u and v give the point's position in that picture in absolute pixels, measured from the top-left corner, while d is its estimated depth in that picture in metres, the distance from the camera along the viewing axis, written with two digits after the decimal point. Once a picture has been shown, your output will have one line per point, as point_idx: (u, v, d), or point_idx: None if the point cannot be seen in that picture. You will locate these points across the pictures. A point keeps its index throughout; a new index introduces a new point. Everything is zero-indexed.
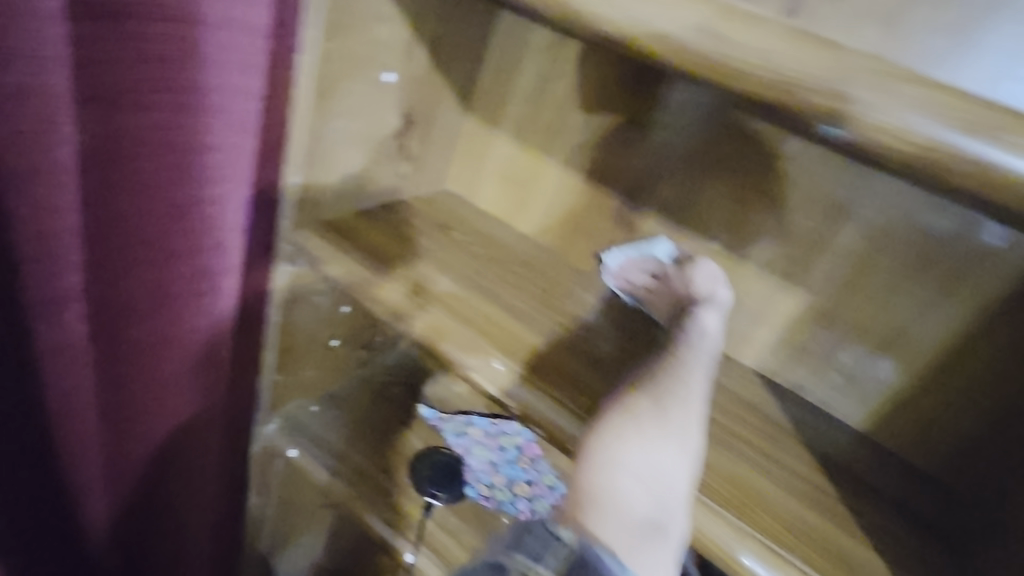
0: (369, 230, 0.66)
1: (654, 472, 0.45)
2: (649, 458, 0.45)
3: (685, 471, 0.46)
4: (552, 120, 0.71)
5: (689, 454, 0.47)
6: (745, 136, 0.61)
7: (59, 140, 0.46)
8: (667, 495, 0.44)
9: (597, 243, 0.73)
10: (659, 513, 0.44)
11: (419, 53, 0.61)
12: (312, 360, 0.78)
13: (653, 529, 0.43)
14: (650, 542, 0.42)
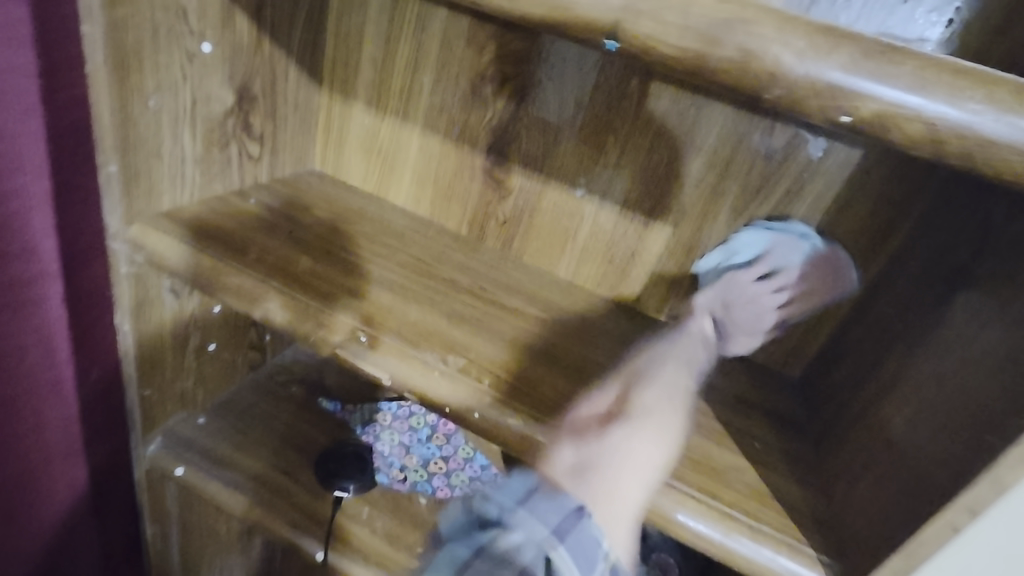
0: (216, 218, 0.61)
1: (650, 462, 0.47)
2: (630, 460, 0.46)
3: (655, 469, 0.47)
4: (404, 84, 0.69)
5: (663, 446, 0.48)
6: (620, 94, 0.61)
7: None
8: (643, 462, 0.47)
9: (472, 205, 0.72)
10: (611, 500, 0.45)
11: (239, 19, 0.57)
12: (189, 370, 0.73)
13: (618, 513, 0.45)
14: (614, 502, 0.45)
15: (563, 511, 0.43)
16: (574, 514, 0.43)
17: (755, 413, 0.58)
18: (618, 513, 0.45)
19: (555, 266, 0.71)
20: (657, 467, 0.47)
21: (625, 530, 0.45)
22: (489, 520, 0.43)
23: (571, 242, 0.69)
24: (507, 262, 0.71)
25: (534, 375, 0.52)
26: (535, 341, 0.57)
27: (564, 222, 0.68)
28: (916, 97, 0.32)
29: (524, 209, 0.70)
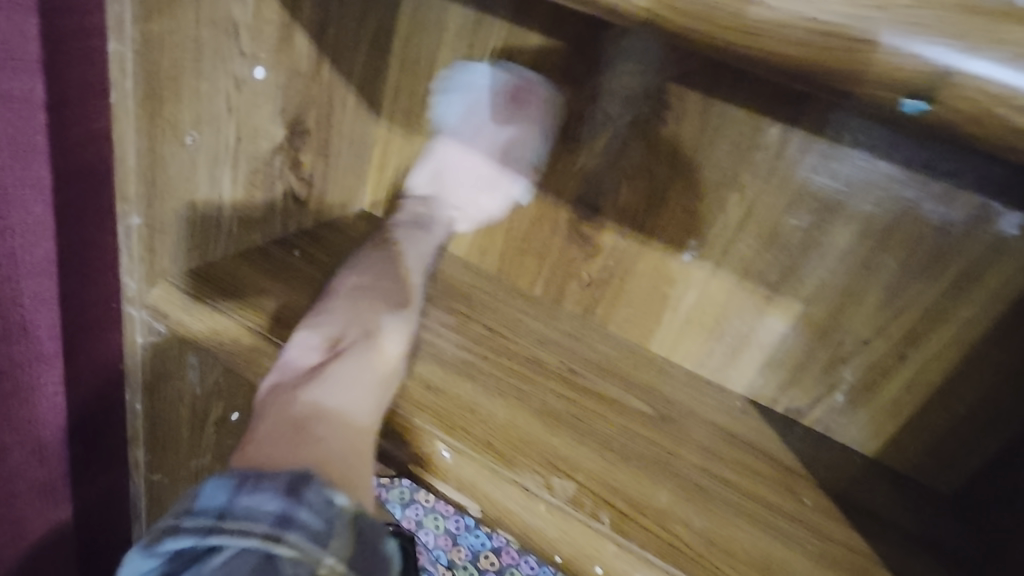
0: (256, 275, 0.50)
1: (369, 372, 0.42)
2: (338, 399, 0.40)
3: (355, 391, 0.41)
4: (479, 119, 0.59)
5: (375, 373, 0.42)
6: (747, 140, 0.50)
7: None
8: (364, 380, 0.42)
9: (550, 263, 0.61)
10: (356, 408, 0.40)
11: (299, 40, 0.46)
12: (206, 447, 0.59)
13: (346, 413, 0.40)
14: (340, 386, 0.41)
15: (283, 490, 0.34)
16: (285, 496, 0.34)
17: (926, 550, 0.46)
18: (364, 412, 0.40)
19: (649, 340, 0.60)
20: (377, 375, 0.42)
21: (379, 415, 0.41)
22: (309, 494, 0.35)
23: (671, 313, 0.58)
24: (591, 332, 0.60)
25: (662, 506, 0.40)
26: (650, 452, 0.46)
27: (664, 290, 0.57)
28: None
29: (615, 271, 0.59)
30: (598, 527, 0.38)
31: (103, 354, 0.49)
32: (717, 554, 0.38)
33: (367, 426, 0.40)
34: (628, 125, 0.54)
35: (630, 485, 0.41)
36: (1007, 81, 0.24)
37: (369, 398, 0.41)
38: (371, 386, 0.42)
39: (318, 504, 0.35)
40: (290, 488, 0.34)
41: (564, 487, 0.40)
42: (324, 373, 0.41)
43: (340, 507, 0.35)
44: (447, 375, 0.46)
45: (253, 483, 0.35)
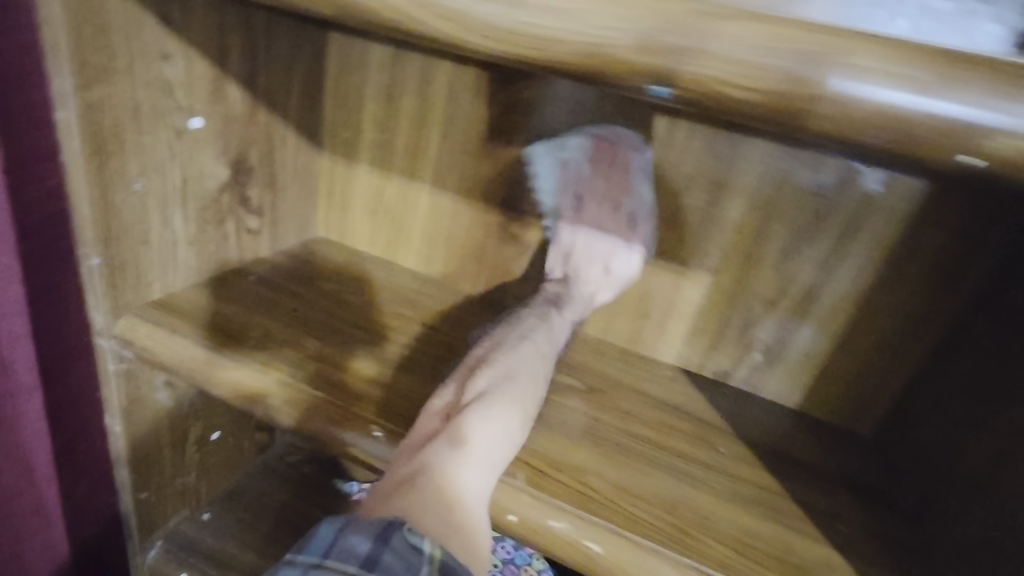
0: (214, 300, 0.56)
1: (507, 418, 0.45)
2: (483, 440, 0.43)
3: (511, 439, 0.45)
4: (408, 142, 0.65)
5: (524, 413, 0.47)
6: (640, 134, 0.56)
7: None
8: (503, 441, 0.44)
9: (488, 263, 0.67)
10: (500, 455, 0.43)
11: (231, 89, 0.53)
12: (191, 463, 0.66)
13: (484, 461, 0.42)
14: (488, 443, 0.43)
15: (374, 533, 0.38)
16: (387, 528, 0.38)
17: (829, 484, 0.51)
18: (485, 467, 0.42)
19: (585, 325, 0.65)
20: (518, 427, 0.45)
21: (454, 513, 0.40)
22: (397, 537, 0.37)
23: None
24: None
25: (577, 463, 0.46)
26: (576, 420, 0.51)
27: (594, 278, 0.63)
28: (952, 102, 0.26)
29: (547, 264, 0.64)
30: (518, 484, 0.44)
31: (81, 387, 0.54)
32: (622, 497, 0.44)
33: (479, 484, 0.41)
34: (539, 134, 0.60)
35: (549, 447, 0.47)
36: (756, 68, 0.28)
37: (478, 476, 0.42)
38: (512, 440, 0.45)
39: (403, 548, 0.37)
40: (380, 533, 0.38)
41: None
42: (462, 408, 0.45)
43: (425, 552, 0.37)
44: (389, 370, 0.52)
45: (356, 530, 0.38)
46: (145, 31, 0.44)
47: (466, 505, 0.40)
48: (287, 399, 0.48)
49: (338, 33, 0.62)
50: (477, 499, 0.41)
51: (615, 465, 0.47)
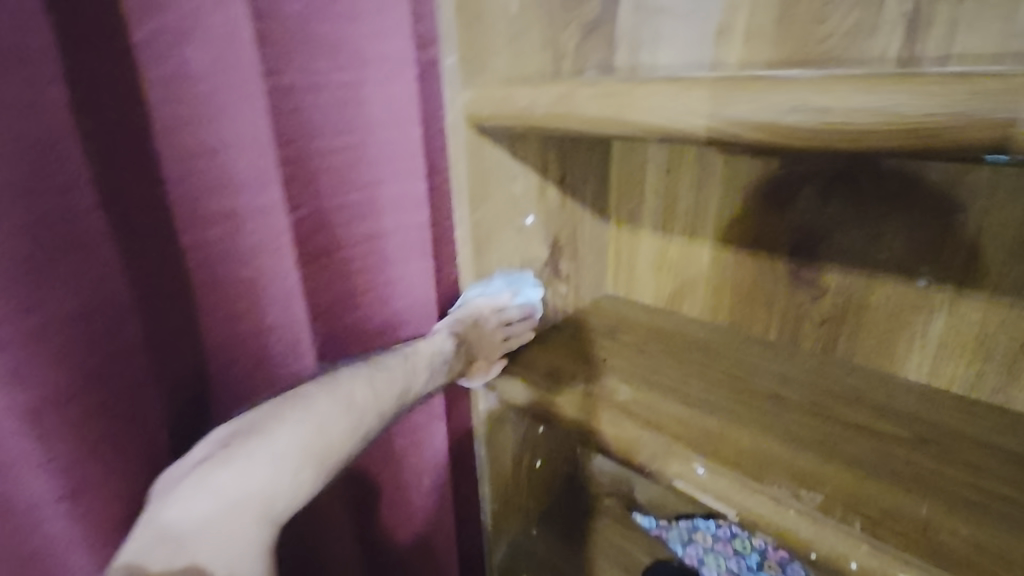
0: (544, 353, 0.71)
1: (346, 396, 0.51)
2: (347, 394, 0.51)
3: (276, 461, 0.45)
4: (689, 206, 0.73)
5: (345, 407, 0.51)
6: (955, 174, 0.53)
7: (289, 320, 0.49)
8: (309, 421, 0.48)
9: (780, 309, 0.69)
10: (328, 451, 0.48)
11: (551, 191, 0.69)
12: (523, 485, 0.83)
13: (242, 467, 0.44)
14: (254, 425, 0.46)
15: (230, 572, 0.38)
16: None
17: None
18: (303, 410, 0.48)
19: (898, 367, 0.61)
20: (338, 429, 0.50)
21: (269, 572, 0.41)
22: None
23: (922, 339, 0.59)
24: (831, 367, 0.65)
25: (921, 513, 0.44)
26: (908, 470, 0.49)
27: (909, 318, 0.59)
28: None
29: (846, 306, 0.63)
30: (854, 530, 0.44)
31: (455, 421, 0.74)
32: (987, 557, 0.41)
33: (292, 436, 0.47)
34: (828, 188, 0.61)
35: (880, 496, 0.46)
36: None
37: (234, 466, 0.43)
38: (382, 391, 0.54)
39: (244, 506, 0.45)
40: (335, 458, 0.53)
41: (815, 497, 0.47)
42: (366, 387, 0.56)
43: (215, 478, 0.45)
44: (697, 414, 0.58)
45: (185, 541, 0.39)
46: (503, 165, 0.62)
47: (169, 510, 0.40)
48: (614, 435, 0.57)
49: None
50: (190, 513, 0.40)
51: (968, 522, 0.43)
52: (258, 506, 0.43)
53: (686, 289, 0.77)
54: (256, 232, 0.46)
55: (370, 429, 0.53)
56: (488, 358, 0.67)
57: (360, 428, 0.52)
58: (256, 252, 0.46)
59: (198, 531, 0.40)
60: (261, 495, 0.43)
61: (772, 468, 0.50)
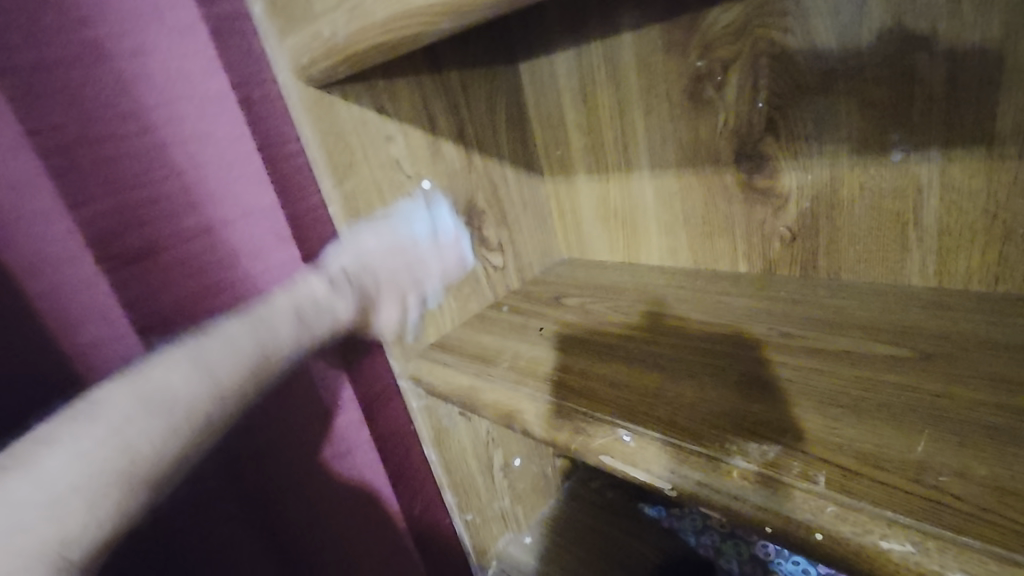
0: (478, 333, 0.62)
1: (198, 359, 0.43)
2: (159, 379, 0.41)
3: (61, 467, 0.36)
4: (617, 136, 0.62)
5: (160, 396, 0.40)
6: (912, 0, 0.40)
7: (93, 316, 0.42)
8: (108, 429, 0.38)
9: (743, 233, 0.57)
10: (127, 465, 0.38)
11: (447, 148, 0.60)
12: (502, 489, 0.73)
13: (21, 479, 0.34)
14: (50, 433, 0.37)
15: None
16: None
17: None
18: (81, 433, 0.37)
19: (897, 271, 0.49)
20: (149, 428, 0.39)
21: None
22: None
23: (917, 228, 0.47)
24: (816, 290, 0.52)
25: (916, 452, 0.32)
26: (902, 395, 0.36)
27: (897, 206, 0.47)
28: None
29: (818, 209, 0.51)
30: (816, 488, 0.31)
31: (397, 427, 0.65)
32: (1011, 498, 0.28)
33: (63, 466, 0.35)
34: (763, 63, 0.49)
35: (857, 436, 0.34)
36: None
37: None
38: (220, 375, 0.43)
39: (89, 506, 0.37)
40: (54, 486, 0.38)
41: (768, 452, 0.35)
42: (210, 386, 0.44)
43: None
44: (634, 371, 0.47)
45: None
46: (370, 123, 0.53)
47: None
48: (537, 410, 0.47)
49: (528, 63, 0.65)
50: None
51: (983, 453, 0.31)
52: (75, 511, 0.35)
53: (638, 234, 0.66)
54: (36, 241, 0.39)
55: (202, 432, 0.42)
56: (402, 292, 0.57)
57: (193, 406, 0.41)
58: (34, 268, 0.39)
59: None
60: (78, 497, 0.35)
61: (717, 422, 0.39)
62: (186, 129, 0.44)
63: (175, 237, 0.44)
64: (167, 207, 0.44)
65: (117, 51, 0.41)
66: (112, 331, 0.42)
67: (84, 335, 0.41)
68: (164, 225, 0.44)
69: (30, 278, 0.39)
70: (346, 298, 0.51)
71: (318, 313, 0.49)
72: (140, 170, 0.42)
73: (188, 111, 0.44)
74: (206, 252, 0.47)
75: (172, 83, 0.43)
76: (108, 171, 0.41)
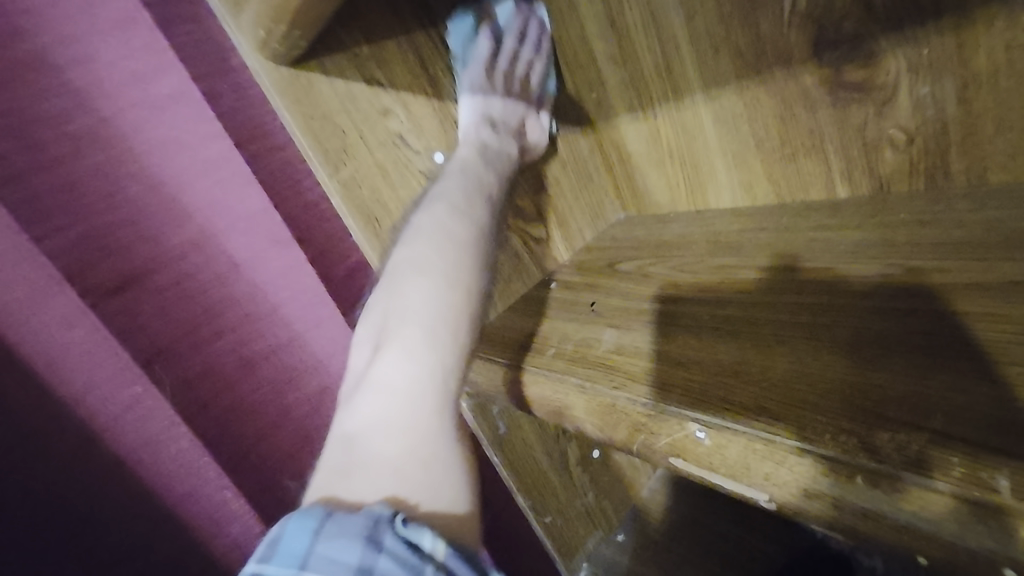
0: (522, 316, 0.54)
1: (439, 231, 0.42)
2: (427, 257, 0.40)
3: (429, 349, 0.37)
4: (657, 59, 0.51)
5: (442, 269, 0.39)
6: None
7: (91, 360, 0.38)
8: (397, 338, 0.37)
9: (838, 147, 0.44)
10: (465, 298, 0.39)
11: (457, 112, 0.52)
12: (584, 485, 0.66)
13: (371, 428, 0.35)
14: (383, 341, 0.38)
15: (362, 537, 0.29)
16: (373, 526, 0.29)
17: None
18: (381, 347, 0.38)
19: None
20: (447, 303, 0.38)
21: (430, 471, 0.34)
22: (388, 537, 0.29)
23: None
24: (954, 204, 0.39)
25: None
26: None
27: None
28: None
29: None
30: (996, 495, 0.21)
31: (453, 431, 0.60)
32: None
33: (397, 361, 0.37)
34: None
35: None
36: None
37: (370, 401, 0.36)
38: (470, 209, 0.44)
39: (399, 549, 0.29)
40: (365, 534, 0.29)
41: (949, 464, 0.23)
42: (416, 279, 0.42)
43: (393, 551, 0.28)
44: (706, 341, 0.37)
45: (328, 531, 0.29)
46: (359, 98, 0.46)
47: (363, 422, 0.36)
48: (589, 404, 0.38)
49: None
50: (381, 425, 0.35)
51: None
52: (425, 388, 0.36)
53: (702, 172, 0.54)
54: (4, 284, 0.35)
55: (486, 247, 0.43)
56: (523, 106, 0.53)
57: (473, 257, 0.41)
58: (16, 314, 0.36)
59: (379, 453, 0.34)
60: (414, 381, 0.36)
61: (825, 398, 0.28)
62: (149, 141, 0.40)
63: (158, 260, 0.40)
64: (140, 230, 0.40)
65: (61, 65, 0.36)
66: (112, 368, 0.39)
67: (77, 385, 0.38)
68: (140, 247, 0.40)
69: (5, 326, 0.35)
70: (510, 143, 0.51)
71: (496, 153, 0.49)
72: (105, 191, 0.38)
73: (148, 120, 0.40)
74: (197, 272, 0.42)
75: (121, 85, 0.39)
76: (72, 196, 0.37)
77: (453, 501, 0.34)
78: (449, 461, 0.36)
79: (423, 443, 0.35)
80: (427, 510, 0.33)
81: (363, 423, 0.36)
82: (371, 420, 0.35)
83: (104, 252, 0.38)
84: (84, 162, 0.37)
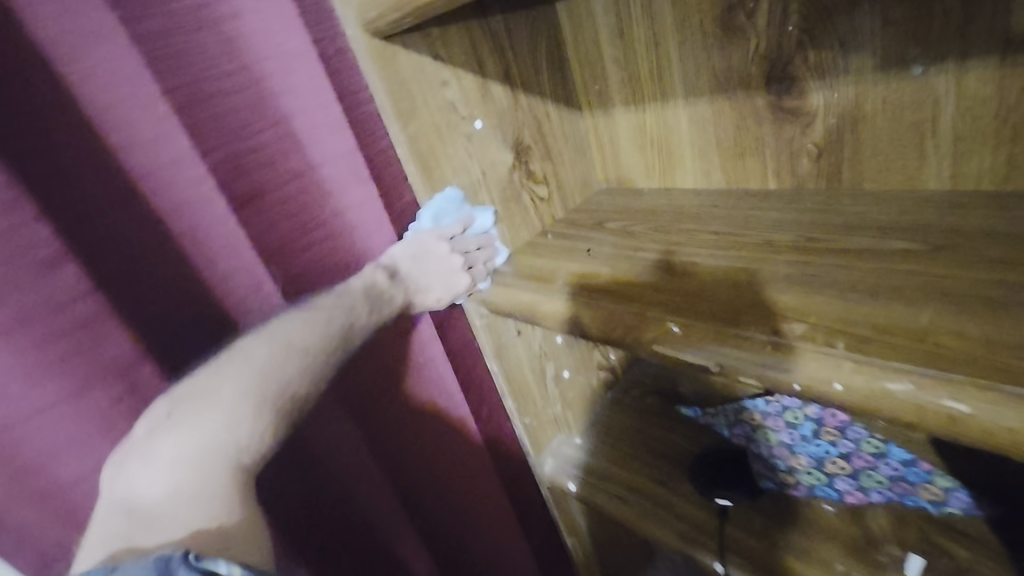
0: (530, 256, 0.69)
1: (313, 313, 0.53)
2: (242, 347, 0.51)
3: (227, 415, 0.48)
4: (652, 67, 0.66)
5: (288, 338, 0.51)
6: None
7: (226, 253, 0.51)
8: (186, 417, 0.47)
9: (772, 151, 0.62)
10: (274, 388, 0.50)
11: (495, 88, 0.65)
12: (556, 397, 0.83)
13: (136, 496, 0.45)
14: (196, 399, 0.48)
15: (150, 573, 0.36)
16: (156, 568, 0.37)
17: None
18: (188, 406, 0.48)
19: (916, 177, 0.53)
20: (263, 367, 0.50)
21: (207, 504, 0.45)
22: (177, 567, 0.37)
23: (932, 138, 0.51)
24: (840, 198, 0.58)
25: (915, 324, 0.39)
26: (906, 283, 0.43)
27: (913, 117, 0.51)
28: None
29: (840, 126, 0.56)
30: (836, 352, 0.39)
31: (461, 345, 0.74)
32: (992, 353, 0.34)
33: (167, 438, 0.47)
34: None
35: (867, 312, 0.41)
36: None
37: (139, 470, 0.46)
38: (374, 302, 0.56)
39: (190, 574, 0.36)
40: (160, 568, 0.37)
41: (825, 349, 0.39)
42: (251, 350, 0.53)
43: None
44: (680, 278, 0.54)
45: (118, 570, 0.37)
46: (427, 69, 0.58)
47: (127, 488, 0.46)
48: (593, 314, 0.55)
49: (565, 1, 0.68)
50: (149, 491, 0.45)
51: (973, 320, 0.37)
52: (216, 451, 0.47)
53: (674, 158, 0.71)
54: (174, 185, 0.48)
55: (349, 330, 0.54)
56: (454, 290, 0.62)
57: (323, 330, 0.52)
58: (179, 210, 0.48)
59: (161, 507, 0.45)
60: (194, 455, 0.47)
61: (754, 309, 0.46)
62: (274, 88, 0.50)
63: (273, 183, 0.52)
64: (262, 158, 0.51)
65: (217, 18, 0.46)
66: (239, 260, 0.52)
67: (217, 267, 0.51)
68: (261, 170, 0.51)
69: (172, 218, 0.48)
70: (394, 290, 0.58)
71: (377, 305, 0.56)
72: (241, 123, 0.49)
73: (276, 70, 0.50)
74: (303, 194, 0.54)
75: (259, 40, 0.49)
76: (219, 125, 0.48)
77: (226, 514, 0.45)
78: (221, 510, 0.45)
79: (205, 490, 0.46)
80: (208, 530, 0.43)
81: (153, 487, 0.46)
82: (157, 478, 0.46)
83: (237, 172, 0.50)
84: (230, 99, 0.48)
